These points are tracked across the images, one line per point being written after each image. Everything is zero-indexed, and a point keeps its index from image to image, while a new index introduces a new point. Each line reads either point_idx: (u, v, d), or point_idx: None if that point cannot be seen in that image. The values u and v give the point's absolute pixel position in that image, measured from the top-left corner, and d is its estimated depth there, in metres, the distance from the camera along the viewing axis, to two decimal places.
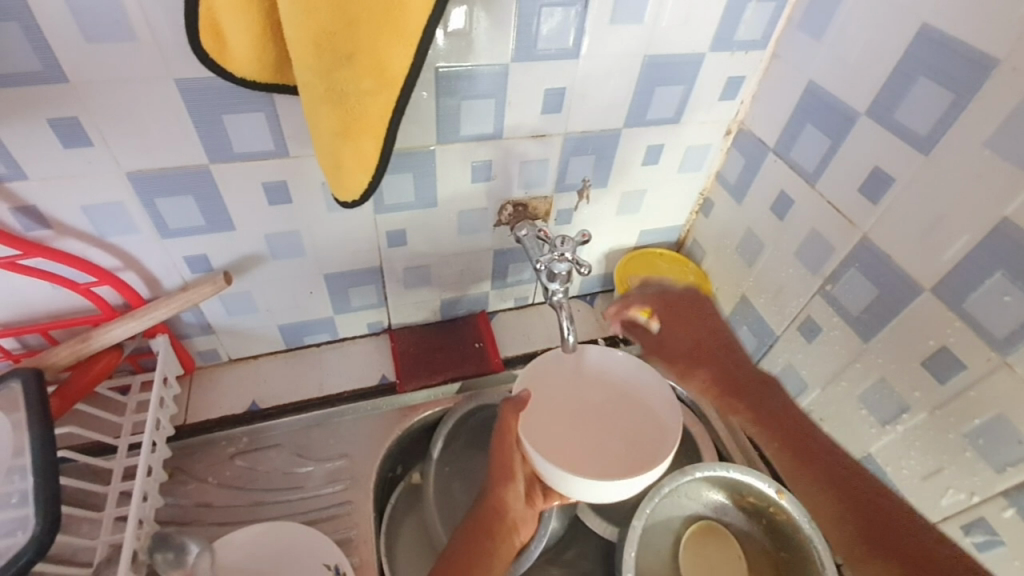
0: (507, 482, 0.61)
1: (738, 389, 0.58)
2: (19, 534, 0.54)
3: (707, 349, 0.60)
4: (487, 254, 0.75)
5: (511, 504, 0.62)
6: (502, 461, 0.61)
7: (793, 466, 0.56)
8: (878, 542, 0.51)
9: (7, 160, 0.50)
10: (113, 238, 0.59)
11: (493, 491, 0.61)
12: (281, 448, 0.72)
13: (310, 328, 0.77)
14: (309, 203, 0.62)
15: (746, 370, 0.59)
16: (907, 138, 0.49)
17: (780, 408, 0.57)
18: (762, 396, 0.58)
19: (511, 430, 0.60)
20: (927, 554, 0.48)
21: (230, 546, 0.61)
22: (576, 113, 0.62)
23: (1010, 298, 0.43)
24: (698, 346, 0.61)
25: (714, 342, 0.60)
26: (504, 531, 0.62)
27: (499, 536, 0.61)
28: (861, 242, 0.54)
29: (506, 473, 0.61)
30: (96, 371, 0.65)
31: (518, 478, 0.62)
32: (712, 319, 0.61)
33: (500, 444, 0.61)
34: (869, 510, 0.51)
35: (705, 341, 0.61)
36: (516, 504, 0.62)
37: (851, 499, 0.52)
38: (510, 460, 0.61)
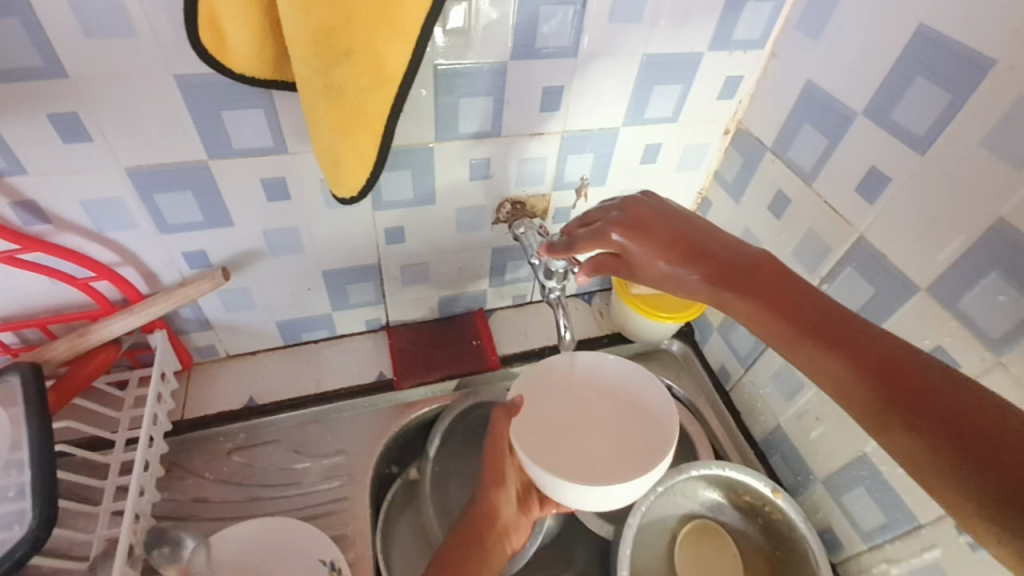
0: (497, 487, 0.62)
1: (726, 278, 0.48)
2: (15, 527, 0.54)
3: (685, 247, 0.50)
4: (485, 252, 0.75)
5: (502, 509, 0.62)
6: (493, 465, 0.62)
7: (821, 361, 0.43)
8: (969, 443, 0.36)
9: (6, 154, 0.50)
10: (112, 234, 0.59)
11: (483, 496, 0.62)
12: (278, 444, 0.73)
13: (308, 325, 0.77)
14: (307, 199, 0.62)
15: (731, 259, 0.49)
16: (904, 137, 0.49)
17: (779, 288, 0.46)
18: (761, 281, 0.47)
19: (501, 436, 0.62)
20: (983, 434, 0.35)
21: (227, 542, 0.61)
22: (575, 111, 0.62)
23: (1005, 298, 0.43)
24: (673, 244, 0.50)
25: (687, 236, 0.50)
26: (496, 538, 0.61)
27: (489, 542, 0.61)
28: (858, 241, 0.54)
29: (496, 477, 0.62)
30: (93, 366, 0.65)
31: (509, 483, 0.63)
32: (680, 216, 0.52)
33: (491, 450, 0.62)
34: (923, 401, 0.38)
35: (679, 239, 0.50)
36: (508, 509, 0.63)
37: (871, 366, 0.41)
38: (501, 464, 0.62)
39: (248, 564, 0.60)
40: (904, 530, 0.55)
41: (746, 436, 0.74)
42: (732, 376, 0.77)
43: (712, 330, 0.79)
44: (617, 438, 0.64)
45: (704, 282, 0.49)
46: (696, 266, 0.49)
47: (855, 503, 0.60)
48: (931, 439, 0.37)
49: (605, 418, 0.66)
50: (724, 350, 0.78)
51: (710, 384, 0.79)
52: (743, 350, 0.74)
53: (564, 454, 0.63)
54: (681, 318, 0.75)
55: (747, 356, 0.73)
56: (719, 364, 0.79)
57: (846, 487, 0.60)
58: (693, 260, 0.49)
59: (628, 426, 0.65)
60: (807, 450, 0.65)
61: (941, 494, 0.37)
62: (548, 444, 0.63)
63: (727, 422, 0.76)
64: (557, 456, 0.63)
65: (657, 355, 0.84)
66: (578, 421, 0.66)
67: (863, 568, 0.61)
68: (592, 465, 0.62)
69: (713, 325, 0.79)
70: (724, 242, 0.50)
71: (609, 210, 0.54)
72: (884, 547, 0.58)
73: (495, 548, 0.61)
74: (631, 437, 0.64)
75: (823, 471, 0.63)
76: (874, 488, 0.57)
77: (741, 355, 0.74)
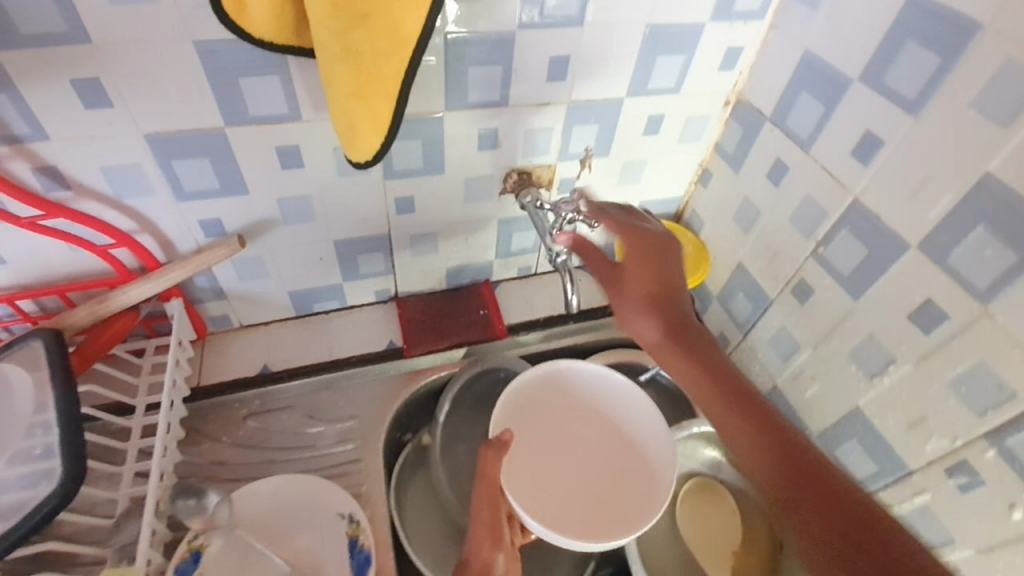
0: (492, 539, 0.56)
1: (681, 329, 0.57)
2: (42, 484, 0.55)
3: (672, 316, 0.58)
4: (492, 223, 0.77)
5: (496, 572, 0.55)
6: (486, 515, 0.57)
7: (744, 435, 0.50)
8: (834, 525, 0.43)
9: (30, 119, 0.51)
10: (130, 201, 0.60)
11: (473, 552, 0.55)
12: (293, 410, 0.75)
13: (319, 295, 0.79)
14: (320, 168, 0.64)
15: (703, 337, 0.57)
16: (897, 101, 0.51)
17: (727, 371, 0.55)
18: (701, 355, 0.56)
19: (492, 477, 0.57)
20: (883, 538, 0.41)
21: (249, 498, 0.65)
22: (580, 81, 0.64)
23: (992, 251, 0.46)
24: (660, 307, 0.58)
25: (670, 299, 0.59)
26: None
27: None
28: (853, 203, 0.57)
29: (491, 528, 0.57)
30: (113, 332, 0.66)
31: (503, 538, 0.57)
32: (670, 260, 0.61)
33: (483, 494, 0.57)
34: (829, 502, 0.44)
35: (666, 303, 0.59)
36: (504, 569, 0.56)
37: (788, 457, 0.48)
38: (494, 511, 0.57)
39: (270, 518, 0.64)
40: (896, 478, 0.57)
41: None
42: (730, 343, 0.80)
43: (712, 298, 0.82)
44: (600, 471, 0.67)
45: (671, 347, 0.57)
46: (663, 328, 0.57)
47: (848, 456, 0.63)
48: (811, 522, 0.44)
49: (596, 450, 0.68)
50: (723, 317, 0.80)
51: None
52: (742, 316, 0.77)
53: (545, 482, 0.66)
54: None
55: (745, 322, 0.76)
56: (718, 332, 0.82)
57: (839, 442, 0.63)
58: (668, 323, 0.58)
59: (616, 465, 0.67)
60: (803, 408, 0.68)
61: (809, 558, 0.43)
62: (531, 469, 0.67)
63: None
64: (538, 482, 0.66)
65: None
66: (570, 448, 0.68)
67: None
68: (567, 495, 0.66)
69: (713, 294, 0.82)
70: (700, 327, 0.58)
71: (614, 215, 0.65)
72: (875, 496, 0.60)
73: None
74: (618, 478, 0.66)
75: (818, 428, 0.66)
76: (867, 440, 0.60)
77: (739, 322, 0.77)
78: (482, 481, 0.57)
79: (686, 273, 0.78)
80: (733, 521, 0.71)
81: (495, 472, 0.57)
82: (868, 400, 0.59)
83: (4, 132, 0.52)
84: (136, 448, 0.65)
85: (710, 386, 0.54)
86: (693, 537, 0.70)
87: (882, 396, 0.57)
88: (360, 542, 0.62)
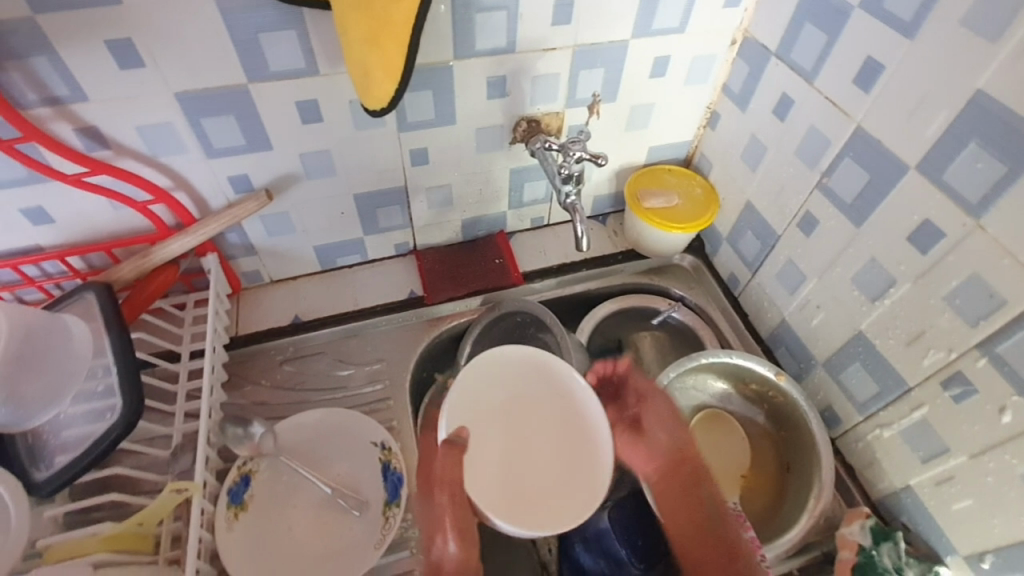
0: (462, 541, 0.57)
1: (664, 426, 0.68)
2: (107, 417, 0.61)
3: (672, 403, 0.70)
4: (504, 173, 0.80)
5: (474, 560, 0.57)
6: (456, 519, 0.57)
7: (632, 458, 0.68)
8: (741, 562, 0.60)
9: (70, 81, 0.55)
10: (165, 159, 0.65)
11: (448, 551, 0.57)
12: (324, 356, 0.80)
13: (343, 250, 0.83)
14: (339, 122, 0.67)
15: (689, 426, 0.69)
16: (895, 25, 0.52)
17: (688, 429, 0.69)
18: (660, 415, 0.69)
19: (455, 480, 0.57)
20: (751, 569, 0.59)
21: (293, 428, 0.71)
22: (584, 24, 0.65)
23: (983, 164, 0.48)
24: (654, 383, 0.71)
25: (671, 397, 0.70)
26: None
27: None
28: (856, 131, 0.59)
29: (461, 528, 0.57)
30: (155, 286, 0.71)
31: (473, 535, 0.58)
32: (660, 398, 0.70)
33: (446, 503, 0.58)
34: (707, 550, 0.61)
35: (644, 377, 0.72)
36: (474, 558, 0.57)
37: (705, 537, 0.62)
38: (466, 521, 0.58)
39: (312, 446, 0.71)
40: (895, 396, 0.62)
41: (753, 334, 0.81)
42: (740, 283, 0.83)
43: (722, 240, 0.84)
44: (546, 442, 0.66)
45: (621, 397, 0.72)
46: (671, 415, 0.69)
47: (851, 378, 0.67)
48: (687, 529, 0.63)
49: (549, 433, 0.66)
50: (733, 258, 0.83)
51: (719, 292, 0.86)
52: (751, 254, 0.79)
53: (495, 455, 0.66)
54: (692, 228, 0.80)
55: (754, 261, 0.79)
56: (728, 273, 0.85)
57: (844, 365, 0.67)
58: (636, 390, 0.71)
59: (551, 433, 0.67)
60: (810, 338, 0.72)
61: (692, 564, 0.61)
62: (500, 426, 0.67)
63: (736, 325, 0.83)
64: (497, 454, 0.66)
65: (669, 269, 0.89)
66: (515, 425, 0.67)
67: (859, 437, 0.68)
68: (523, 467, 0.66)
69: (722, 236, 0.84)
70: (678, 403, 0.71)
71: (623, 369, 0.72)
72: (877, 414, 0.65)
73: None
74: (565, 464, 0.65)
75: (823, 354, 0.70)
76: (869, 362, 0.64)
77: (748, 260, 0.80)
78: (441, 487, 0.57)
79: (697, 216, 0.81)
80: (742, 447, 0.76)
81: (456, 473, 0.58)
82: (870, 323, 0.62)
83: (46, 94, 0.56)
84: (186, 390, 0.71)
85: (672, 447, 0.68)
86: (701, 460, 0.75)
87: (884, 316, 0.61)
88: (393, 466, 0.68)
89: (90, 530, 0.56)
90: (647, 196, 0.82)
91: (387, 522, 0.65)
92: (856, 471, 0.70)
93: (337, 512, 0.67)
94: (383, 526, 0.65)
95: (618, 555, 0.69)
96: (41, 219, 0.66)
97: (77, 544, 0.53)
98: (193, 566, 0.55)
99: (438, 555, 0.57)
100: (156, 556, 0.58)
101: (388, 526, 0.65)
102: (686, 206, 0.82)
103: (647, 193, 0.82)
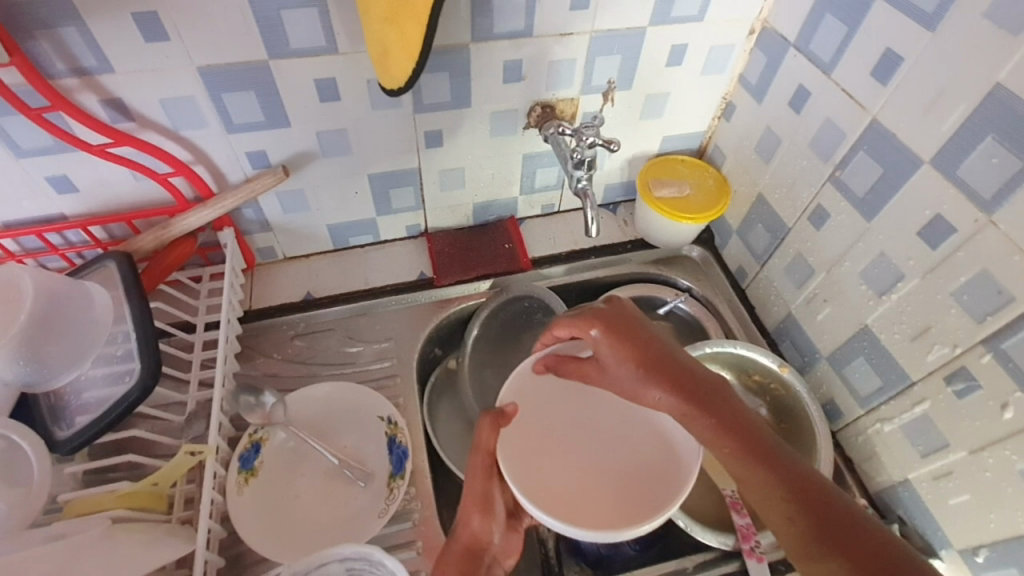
0: (483, 513, 0.56)
1: (664, 364, 0.57)
2: (126, 381, 0.63)
3: (647, 351, 0.58)
4: (517, 158, 0.80)
5: (488, 539, 0.56)
6: (479, 488, 0.57)
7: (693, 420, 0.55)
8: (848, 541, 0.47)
9: (97, 51, 0.56)
10: (186, 132, 0.66)
11: (464, 523, 0.56)
12: (334, 332, 0.82)
13: (355, 229, 0.84)
14: (355, 101, 0.68)
15: (672, 361, 0.58)
16: (917, 16, 0.52)
17: (683, 368, 0.58)
18: (664, 368, 0.57)
19: (489, 449, 0.58)
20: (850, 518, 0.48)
21: (304, 400, 0.73)
22: (603, 9, 0.65)
23: (999, 160, 0.48)
24: (626, 338, 0.59)
25: (649, 343, 0.59)
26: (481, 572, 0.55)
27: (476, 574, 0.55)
28: (871, 125, 0.59)
29: (483, 500, 0.57)
30: (174, 256, 0.73)
31: (497, 510, 0.57)
32: (643, 328, 0.60)
33: (477, 466, 0.58)
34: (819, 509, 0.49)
35: (620, 327, 0.60)
36: (492, 539, 0.57)
37: (799, 492, 0.50)
38: (489, 491, 0.57)
39: (320, 419, 0.73)
40: (897, 390, 0.63)
41: (759, 326, 0.82)
42: (748, 275, 0.83)
43: (731, 233, 0.85)
44: (621, 453, 0.62)
45: (600, 358, 0.60)
46: (653, 368, 0.57)
47: (855, 372, 0.67)
48: (789, 500, 0.50)
49: (607, 438, 0.63)
50: (741, 251, 0.83)
51: (726, 285, 0.86)
52: (760, 247, 0.79)
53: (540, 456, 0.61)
54: (702, 219, 0.80)
55: (763, 254, 0.79)
56: (736, 265, 0.85)
57: (848, 360, 0.68)
58: (612, 351, 0.59)
59: (624, 441, 0.63)
60: (815, 332, 0.72)
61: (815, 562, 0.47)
62: (558, 426, 0.64)
63: (742, 317, 0.84)
64: (569, 466, 0.61)
65: (677, 261, 0.90)
66: (586, 437, 0.63)
67: (859, 431, 0.69)
68: (599, 481, 0.60)
69: (732, 228, 0.84)
70: (667, 344, 0.60)
71: (590, 310, 0.62)
72: (878, 409, 0.66)
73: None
74: (634, 483, 0.60)
75: (827, 348, 0.71)
76: (873, 357, 0.64)
77: (757, 253, 0.80)
78: (477, 452, 0.58)
79: (709, 207, 0.80)
80: None
81: (494, 443, 0.58)
82: (877, 317, 0.63)
83: (74, 65, 0.57)
84: (200, 360, 0.73)
85: (682, 404, 0.56)
86: None
87: (890, 311, 0.61)
88: (398, 440, 0.70)
89: (107, 488, 0.59)
90: (658, 185, 0.82)
91: (391, 493, 0.67)
92: (855, 465, 0.70)
93: (343, 482, 0.69)
94: (387, 496, 0.67)
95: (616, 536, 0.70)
96: (65, 188, 0.68)
97: (93, 499, 0.56)
98: (204, 525, 0.57)
99: (457, 528, 0.56)
100: (169, 515, 0.61)
101: (392, 497, 0.67)
102: (698, 196, 0.81)
103: (658, 182, 0.82)
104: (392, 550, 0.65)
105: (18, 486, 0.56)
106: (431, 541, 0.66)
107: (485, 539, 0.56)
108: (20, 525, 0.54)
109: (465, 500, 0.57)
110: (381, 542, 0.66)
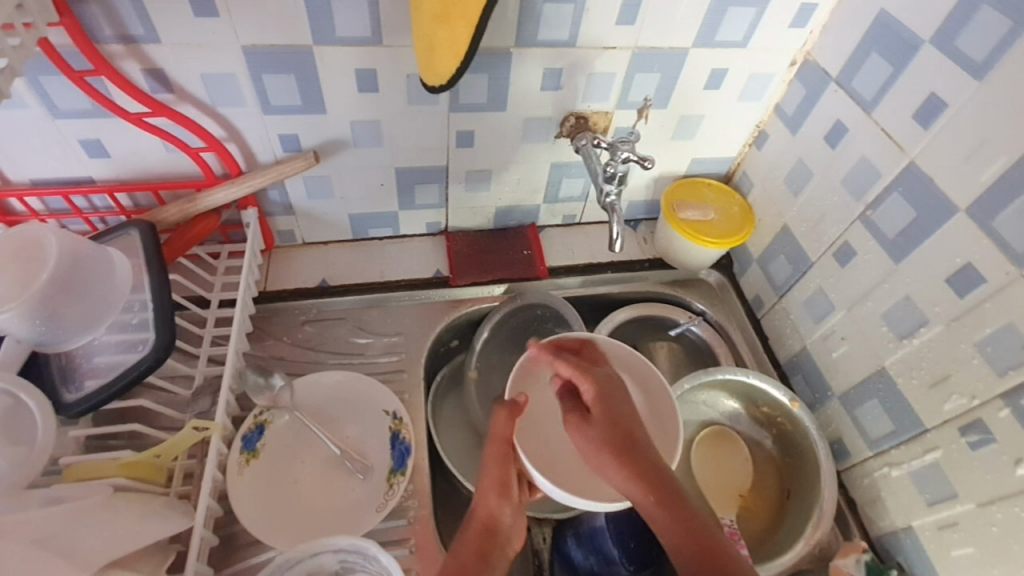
0: (501, 493, 0.54)
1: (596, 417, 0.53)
2: (138, 350, 0.63)
3: (621, 430, 0.52)
4: (545, 166, 0.80)
5: (504, 518, 0.52)
6: (496, 472, 0.55)
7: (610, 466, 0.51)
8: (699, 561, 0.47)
9: (145, 20, 0.57)
10: (222, 109, 0.66)
11: (482, 502, 0.53)
12: (345, 322, 0.82)
13: (376, 221, 0.84)
14: (393, 94, 0.68)
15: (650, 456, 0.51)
16: (964, 64, 0.52)
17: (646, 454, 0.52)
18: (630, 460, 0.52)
19: (502, 436, 0.57)
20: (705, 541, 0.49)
21: (313, 384, 0.73)
22: (648, 26, 0.65)
23: None
24: (604, 445, 0.52)
25: (625, 420, 0.53)
26: (501, 553, 0.51)
27: (495, 555, 0.51)
28: (908, 167, 0.59)
29: (501, 484, 0.55)
30: (196, 233, 0.72)
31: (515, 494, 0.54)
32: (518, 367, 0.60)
33: (494, 453, 0.56)
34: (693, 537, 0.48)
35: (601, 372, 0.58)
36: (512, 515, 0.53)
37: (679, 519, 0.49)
38: (506, 471, 0.55)
39: (324, 408, 0.72)
40: (910, 436, 0.62)
41: (771, 357, 0.82)
42: (765, 305, 0.83)
43: (752, 261, 0.84)
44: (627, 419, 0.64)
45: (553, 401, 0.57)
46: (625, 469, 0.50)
47: (867, 414, 0.67)
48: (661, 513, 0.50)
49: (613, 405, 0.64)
50: (760, 280, 0.83)
51: (741, 312, 0.86)
52: (780, 278, 0.79)
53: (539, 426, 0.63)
54: (725, 244, 0.79)
55: (783, 284, 0.79)
56: (754, 294, 0.85)
57: (861, 401, 0.68)
58: (600, 417, 0.53)
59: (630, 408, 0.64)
60: (829, 369, 0.72)
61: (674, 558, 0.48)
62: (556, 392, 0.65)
63: (755, 347, 0.83)
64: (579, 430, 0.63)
65: (694, 284, 0.89)
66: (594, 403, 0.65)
67: (865, 473, 0.69)
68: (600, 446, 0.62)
69: (753, 256, 0.83)
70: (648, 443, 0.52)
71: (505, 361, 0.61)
72: (888, 452, 0.65)
73: (504, 561, 0.51)
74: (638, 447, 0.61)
75: (841, 387, 0.70)
76: (887, 399, 0.64)
77: (776, 284, 0.80)
78: (492, 440, 0.57)
79: (732, 232, 0.80)
80: (745, 467, 0.77)
81: (509, 431, 0.57)
82: (895, 360, 0.63)
83: (121, 32, 0.57)
84: (211, 336, 0.73)
85: (635, 487, 0.50)
86: (703, 474, 0.76)
87: (909, 355, 0.61)
88: (401, 436, 0.70)
89: (109, 455, 0.58)
90: (683, 208, 0.82)
91: (390, 488, 0.67)
92: (858, 506, 0.70)
93: (342, 473, 0.69)
94: (386, 491, 0.67)
95: (610, 555, 0.66)
96: (97, 152, 0.68)
97: (95, 466, 0.56)
98: (205, 502, 0.57)
99: (473, 506, 0.53)
100: (167, 489, 0.60)
101: (391, 492, 0.67)
102: (722, 221, 0.81)
103: (683, 204, 0.82)
104: (385, 545, 0.65)
105: (21, 445, 0.56)
106: (423, 541, 0.65)
107: (501, 518, 0.52)
108: (21, 483, 0.54)
109: (484, 483, 0.55)
110: (375, 536, 0.66)
